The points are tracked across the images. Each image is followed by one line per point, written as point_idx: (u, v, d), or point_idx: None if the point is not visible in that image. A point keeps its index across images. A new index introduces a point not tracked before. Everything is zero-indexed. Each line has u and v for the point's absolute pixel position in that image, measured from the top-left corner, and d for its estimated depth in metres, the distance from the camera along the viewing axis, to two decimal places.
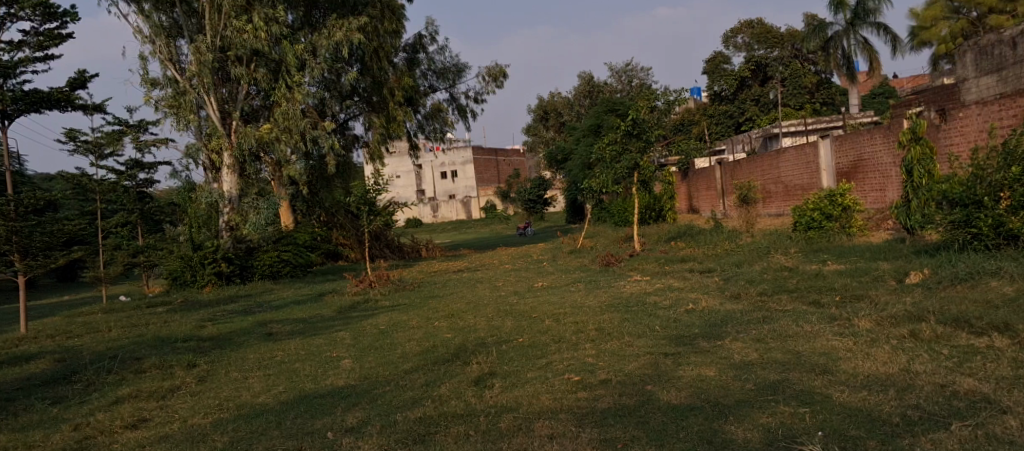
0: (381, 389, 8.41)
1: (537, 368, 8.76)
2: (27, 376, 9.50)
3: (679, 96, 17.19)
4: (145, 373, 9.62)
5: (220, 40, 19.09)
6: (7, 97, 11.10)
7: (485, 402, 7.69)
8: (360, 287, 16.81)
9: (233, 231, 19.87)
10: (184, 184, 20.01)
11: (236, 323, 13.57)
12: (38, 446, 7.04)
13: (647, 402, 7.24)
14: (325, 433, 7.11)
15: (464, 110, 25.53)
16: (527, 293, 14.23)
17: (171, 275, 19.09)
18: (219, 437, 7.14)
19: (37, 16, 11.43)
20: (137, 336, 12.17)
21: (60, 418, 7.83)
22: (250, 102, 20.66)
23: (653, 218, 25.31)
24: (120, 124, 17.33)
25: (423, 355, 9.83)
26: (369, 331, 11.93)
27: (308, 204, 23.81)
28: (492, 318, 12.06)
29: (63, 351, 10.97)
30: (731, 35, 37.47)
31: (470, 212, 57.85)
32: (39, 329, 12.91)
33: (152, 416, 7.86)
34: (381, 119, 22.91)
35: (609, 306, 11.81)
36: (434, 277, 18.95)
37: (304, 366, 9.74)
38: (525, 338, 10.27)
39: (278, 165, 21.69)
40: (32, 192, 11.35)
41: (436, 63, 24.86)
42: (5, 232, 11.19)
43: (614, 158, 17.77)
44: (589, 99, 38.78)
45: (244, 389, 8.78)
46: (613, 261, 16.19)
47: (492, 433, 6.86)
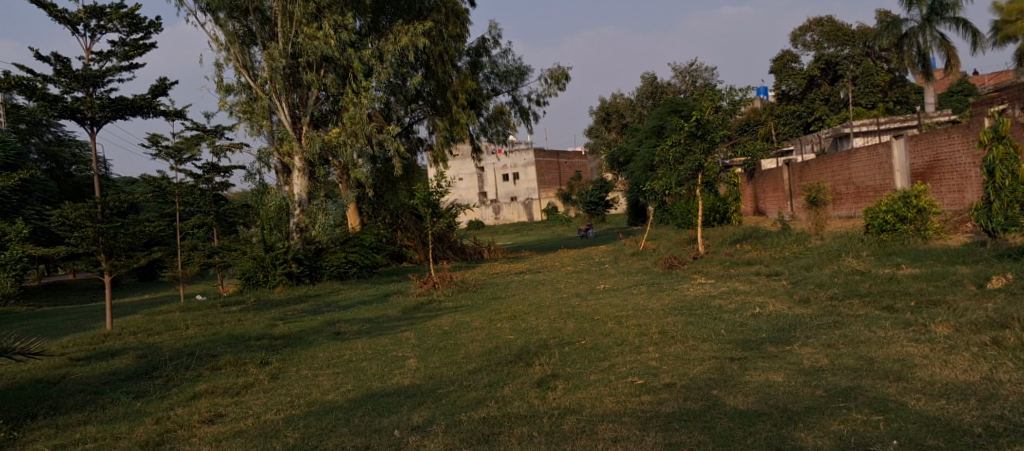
0: (446, 389, 8.53)
1: (600, 370, 8.79)
2: (112, 371, 9.92)
3: (745, 96, 16.97)
4: (221, 370, 9.96)
5: (292, 46, 19.62)
6: (96, 105, 11.65)
7: (548, 403, 7.75)
8: (424, 287, 17.07)
9: (302, 233, 20.37)
10: (257, 186, 20.65)
11: (305, 322, 13.92)
12: (123, 437, 7.35)
13: (713, 407, 7.20)
14: (392, 431, 7.26)
15: (526, 113, 25.60)
16: (590, 295, 14.24)
17: (245, 275, 19.65)
18: (291, 433, 7.36)
19: (124, 27, 11.93)
20: (213, 334, 12.60)
21: (143, 411, 8.16)
22: (318, 107, 21.15)
23: (717, 221, 25.03)
24: (198, 129, 17.96)
25: (487, 356, 9.96)
26: (434, 331, 12.12)
27: (373, 205, 24.22)
28: (554, 320, 12.12)
29: (145, 348, 11.42)
30: (799, 34, 36.71)
31: (532, 214, 58.04)
32: (122, 326, 13.46)
33: (227, 412, 8.13)
34: (445, 122, 23.17)
35: (673, 309, 11.72)
36: (497, 278, 19.14)
37: (370, 366, 9.94)
38: (589, 340, 10.32)
39: (345, 168, 22.16)
40: (118, 195, 11.86)
41: (499, 66, 25.01)
42: (92, 233, 11.71)
43: (678, 159, 17.59)
44: (652, 100, 38.46)
45: (314, 387, 9.02)
46: (676, 264, 16.03)
47: (556, 435, 6.92)
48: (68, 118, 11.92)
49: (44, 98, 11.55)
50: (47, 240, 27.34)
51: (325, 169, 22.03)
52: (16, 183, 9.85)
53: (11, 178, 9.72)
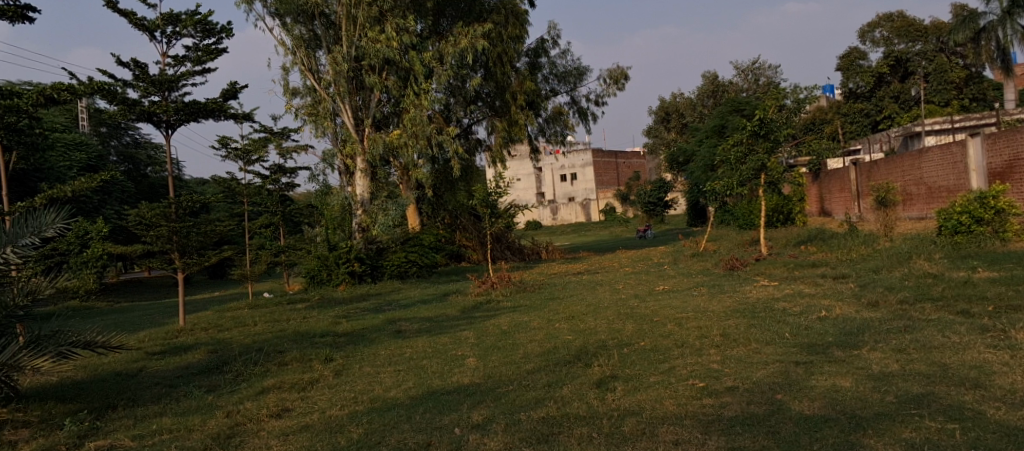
0: (504, 389, 8.60)
1: (660, 372, 8.77)
2: (185, 365, 10.27)
3: (810, 94, 16.67)
4: (288, 365, 10.23)
5: (355, 50, 20.00)
6: (171, 109, 12.08)
7: (608, 405, 7.76)
8: (482, 287, 17.21)
9: (364, 232, 20.74)
10: (322, 187, 21.29)
11: (368, 320, 14.17)
12: (197, 429, 7.61)
13: (778, 411, 7.12)
14: (453, 429, 7.36)
15: (585, 113, 25.55)
16: (649, 296, 14.17)
17: (309, 274, 20.07)
18: (355, 429, 7.52)
19: (197, 33, 12.32)
20: (280, 331, 12.92)
21: (215, 405, 8.45)
22: (380, 109, 21.47)
23: (781, 222, 24.62)
24: (266, 131, 18.45)
25: (546, 356, 9.99)
26: (492, 331, 12.22)
27: (433, 206, 24.50)
28: (613, 320, 12.12)
29: (215, 343, 11.79)
30: (867, 30, 35.80)
31: (590, 215, 57.85)
32: (194, 322, 13.90)
33: (294, 407, 8.35)
34: (504, 123, 23.25)
35: (735, 311, 11.60)
36: (555, 279, 19.19)
37: (430, 364, 10.09)
38: (648, 342, 10.27)
39: (405, 168, 22.51)
40: (191, 196, 12.25)
41: (558, 66, 25.05)
42: (166, 232, 12.14)
43: (740, 159, 17.35)
44: (713, 99, 37.99)
45: (377, 383, 9.20)
46: (737, 265, 15.85)
47: (616, 436, 6.93)
48: (145, 121, 12.39)
49: (123, 102, 12.03)
50: (124, 238, 28.41)
51: (386, 170, 22.42)
52: (98, 184, 10.31)
53: (94, 179, 10.19)
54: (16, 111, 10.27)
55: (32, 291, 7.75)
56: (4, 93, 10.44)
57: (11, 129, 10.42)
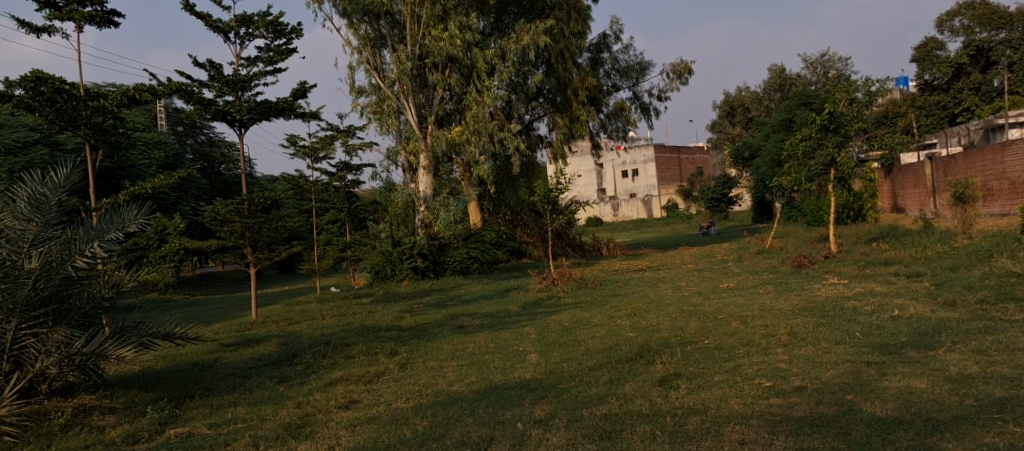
0: (566, 384, 8.63)
1: (725, 371, 8.67)
2: (258, 357, 10.58)
3: (882, 86, 16.25)
4: (354, 358, 10.45)
5: (419, 48, 20.29)
6: (244, 108, 12.44)
7: (671, 403, 7.71)
8: (544, 284, 17.26)
9: (427, 228, 21.02)
10: (386, 183, 21.87)
11: (431, 315, 14.34)
12: (269, 419, 7.82)
13: (849, 413, 6.97)
14: (515, 423, 7.42)
15: (647, 109, 25.33)
16: (712, 294, 14.01)
17: (373, 269, 20.31)
18: (420, 421, 7.63)
19: (269, 34, 12.64)
20: (346, 324, 13.20)
21: (286, 395, 8.68)
22: (443, 106, 21.71)
23: (851, 218, 24.08)
24: (333, 129, 18.86)
25: (607, 353, 9.97)
26: (553, 327, 12.25)
27: (494, 202, 24.65)
28: (676, 318, 12.01)
29: (286, 336, 12.12)
30: (946, 19, 34.63)
31: (651, 211, 57.26)
32: (266, 315, 14.30)
33: (361, 398, 8.52)
34: (565, 120, 23.15)
35: (803, 309, 11.40)
36: (616, 275, 19.09)
37: (493, 358, 10.18)
38: (712, 340, 10.15)
39: (467, 165, 22.73)
40: (262, 193, 12.60)
41: (620, 62, 24.91)
42: (239, 228, 12.53)
43: (808, 154, 16.97)
44: (780, 92, 37.27)
45: (440, 377, 9.32)
46: (805, 263, 15.53)
47: (680, 435, 6.89)
48: (219, 120, 12.78)
49: (199, 102, 12.42)
50: (199, 234, 29.41)
51: (448, 167, 22.67)
52: (177, 181, 10.71)
53: (172, 176, 10.59)
54: (102, 112, 10.72)
55: (117, 283, 8.22)
56: (91, 95, 10.90)
57: (97, 129, 10.89)
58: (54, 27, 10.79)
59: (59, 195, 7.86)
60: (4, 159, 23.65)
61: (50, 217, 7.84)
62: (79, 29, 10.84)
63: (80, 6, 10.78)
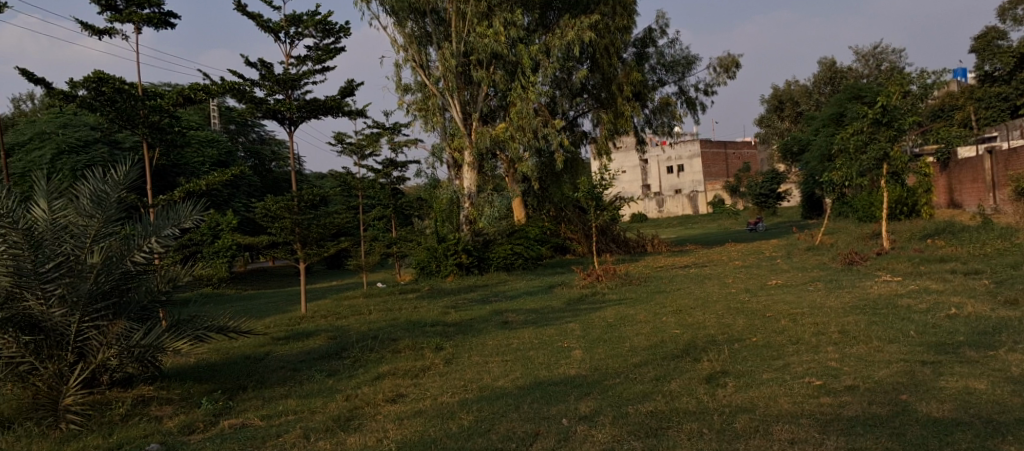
0: (611, 381, 8.61)
1: (773, 369, 8.56)
2: (307, 350, 10.75)
3: (938, 79, 15.86)
4: (401, 353, 10.55)
5: (464, 45, 20.41)
6: (294, 107, 12.63)
7: (719, 401, 7.63)
8: (588, 280, 17.21)
9: (472, 225, 21.21)
10: (431, 180, 22.13)
11: (475, 311, 14.42)
12: (319, 411, 7.95)
13: (903, 413, 6.84)
14: (560, 419, 7.42)
15: (694, 104, 25.08)
16: (760, 291, 13.83)
17: (419, 265, 20.55)
18: (465, 416, 7.67)
19: (317, 33, 12.81)
20: (393, 319, 13.33)
21: (335, 388, 8.80)
22: (487, 103, 21.78)
23: (905, 214, 23.57)
24: (379, 126, 19.07)
25: (653, 350, 9.91)
26: (598, 324, 12.21)
27: (538, 198, 24.67)
28: (722, 315, 11.90)
29: (334, 330, 12.29)
30: (1008, 8, 33.60)
31: (697, 207, 56.67)
32: (315, 310, 14.53)
33: (408, 393, 8.60)
34: (609, 115, 23.02)
35: (855, 307, 11.19)
36: (661, 272, 18.95)
37: (537, 354, 10.19)
38: (760, 338, 10.02)
39: (511, 161, 22.81)
40: (312, 190, 12.77)
41: (666, 56, 24.71)
42: (289, 224, 12.74)
43: (860, 149, 16.62)
44: (831, 86, 36.59)
45: (485, 373, 9.36)
46: (857, 259, 15.25)
47: (728, 433, 6.82)
48: (270, 118, 13.01)
49: (251, 101, 12.66)
50: (251, 230, 30.00)
51: (493, 163, 22.78)
52: (230, 178, 10.92)
53: (225, 174, 10.80)
54: (159, 111, 11.02)
55: (173, 278, 8.42)
56: (148, 94, 11.16)
57: (154, 128, 11.16)
58: (114, 29, 11.06)
59: (119, 192, 8.09)
60: (65, 158, 24.41)
61: (110, 214, 8.06)
62: (138, 30, 11.11)
63: (139, 8, 11.05)
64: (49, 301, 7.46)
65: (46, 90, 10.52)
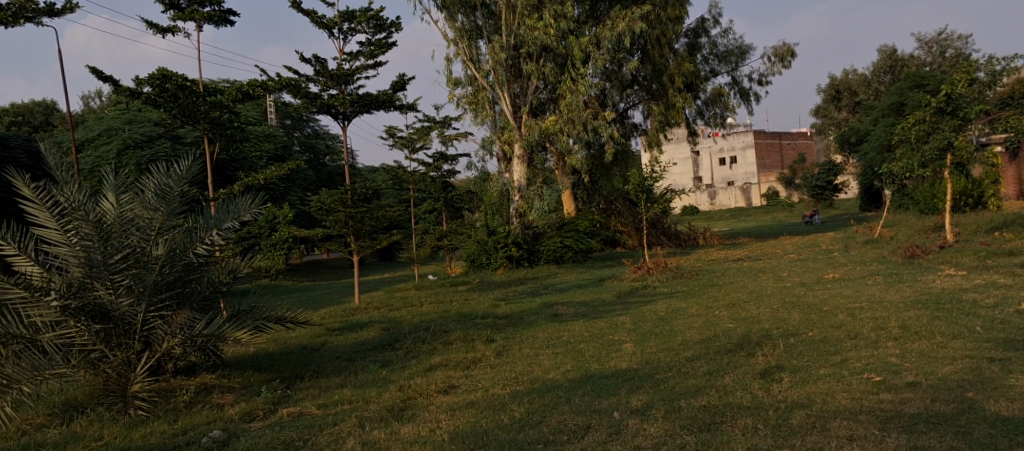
0: (664, 375, 8.53)
1: (831, 364, 8.38)
2: (361, 341, 10.88)
3: (1007, 66, 15.32)
4: (452, 345, 10.61)
5: (514, 38, 20.41)
6: (347, 102, 12.78)
7: (774, 396, 7.51)
8: (638, 273, 17.07)
9: (521, 218, 21.24)
10: (481, 173, 22.22)
11: (526, 303, 14.44)
12: (373, 401, 8.04)
13: (969, 411, 6.64)
14: (612, 412, 7.38)
15: (747, 94, 24.67)
16: (816, 284, 13.58)
17: (470, 257, 20.66)
18: (517, 408, 7.68)
19: (370, 28, 12.92)
20: (444, 311, 13.42)
21: (388, 378, 8.90)
22: (537, 96, 21.76)
23: (970, 206, 22.88)
24: (429, 120, 19.20)
25: (706, 344, 9.79)
26: (649, 317, 12.12)
27: (588, 191, 24.54)
28: (778, 309, 11.70)
29: (387, 322, 12.42)
30: None
31: (750, 199, 55.82)
32: (368, 301, 14.71)
33: (460, 384, 8.65)
34: (660, 107, 22.77)
35: (916, 301, 10.92)
36: (713, 265, 18.72)
37: (588, 347, 10.16)
38: (817, 333, 9.83)
39: (561, 154, 22.74)
40: (365, 184, 12.92)
41: (719, 46, 24.36)
42: (343, 217, 12.91)
43: (922, 139, 16.16)
44: (891, 74, 35.63)
45: (536, 365, 9.36)
46: (918, 253, 14.85)
47: (784, 429, 6.70)
48: (325, 113, 13.20)
49: (306, 96, 12.85)
50: (306, 223, 30.53)
51: (542, 156, 22.75)
52: (286, 172, 11.10)
53: (282, 168, 10.97)
54: (219, 106, 11.23)
55: (233, 270, 8.56)
56: (208, 90, 11.39)
57: (214, 123, 11.41)
58: (177, 27, 11.31)
59: (181, 186, 8.25)
60: (130, 153, 25.14)
61: (173, 207, 8.21)
62: (200, 28, 11.34)
63: (200, 7, 11.28)
64: (118, 291, 7.65)
65: (114, 87, 10.81)
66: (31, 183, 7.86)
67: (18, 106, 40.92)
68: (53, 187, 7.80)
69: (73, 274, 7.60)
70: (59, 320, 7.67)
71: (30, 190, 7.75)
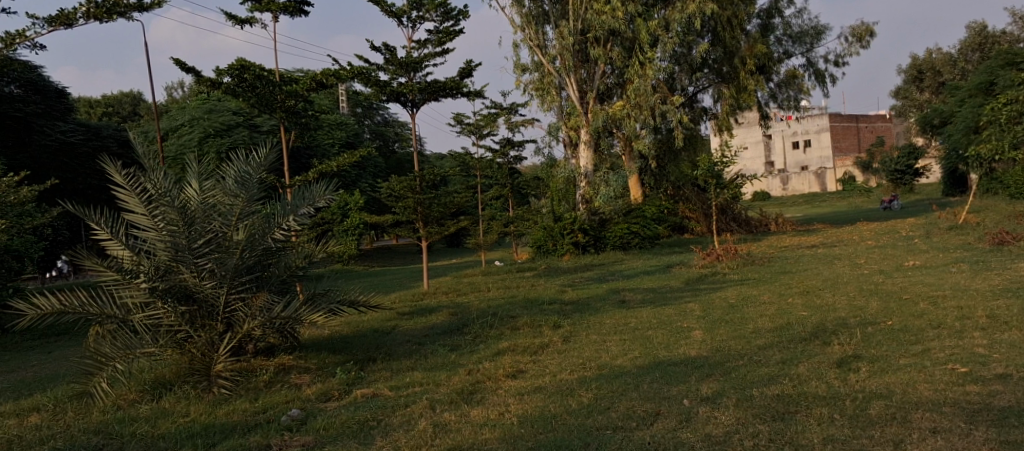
0: (735, 363, 8.35)
1: (912, 354, 8.07)
2: (430, 325, 10.99)
3: None
4: (519, 330, 10.61)
5: (582, 23, 20.23)
6: (415, 89, 12.86)
7: (850, 386, 7.27)
8: (707, 260, 16.78)
9: (588, 204, 21.13)
10: (547, 158, 22.20)
11: (593, 290, 14.37)
12: (443, 383, 8.08)
13: None
14: (681, 400, 7.26)
15: (823, 75, 23.94)
16: (896, 272, 13.11)
17: (536, 243, 20.65)
18: (585, 393, 7.62)
19: (437, 16, 12.96)
20: (511, 297, 13.46)
21: (457, 362, 8.94)
22: (604, 81, 21.57)
23: None
24: (496, 106, 19.22)
25: (778, 332, 9.57)
26: (719, 304, 11.93)
27: (656, 177, 24.23)
28: (854, 297, 11.35)
29: (455, 306, 12.50)
30: None
31: (825, 184, 54.34)
32: (436, 286, 14.84)
33: (527, 369, 8.63)
34: (731, 90, 22.27)
35: (1004, 290, 10.46)
36: (785, 252, 18.29)
37: (657, 334, 10.02)
38: (896, 322, 9.49)
39: (628, 139, 22.48)
40: (433, 170, 12.96)
41: (793, 27, 23.71)
42: (412, 203, 13.02)
43: (1013, 119, 15.42)
44: (979, 52, 34.11)
45: (603, 351, 9.28)
46: (1007, 240, 14.19)
47: (861, 419, 6.49)
48: (394, 101, 13.32)
49: (377, 84, 12.99)
50: (377, 209, 31.02)
51: (609, 141, 22.54)
52: (358, 158, 11.23)
53: (354, 155, 11.11)
54: (295, 95, 11.42)
55: (309, 255, 8.73)
56: (284, 80, 11.59)
57: (290, 111, 11.60)
58: (254, 19, 11.52)
59: (261, 173, 8.43)
60: (212, 141, 25.83)
61: (253, 194, 8.38)
62: (276, 19, 11.54)
63: None
64: (202, 274, 7.84)
65: (196, 78, 11.09)
66: (121, 170, 8.14)
67: (108, 98, 42.72)
68: (142, 174, 8.05)
69: (161, 258, 7.86)
70: (148, 302, 7.95)
71: (121, 177, 8.02)
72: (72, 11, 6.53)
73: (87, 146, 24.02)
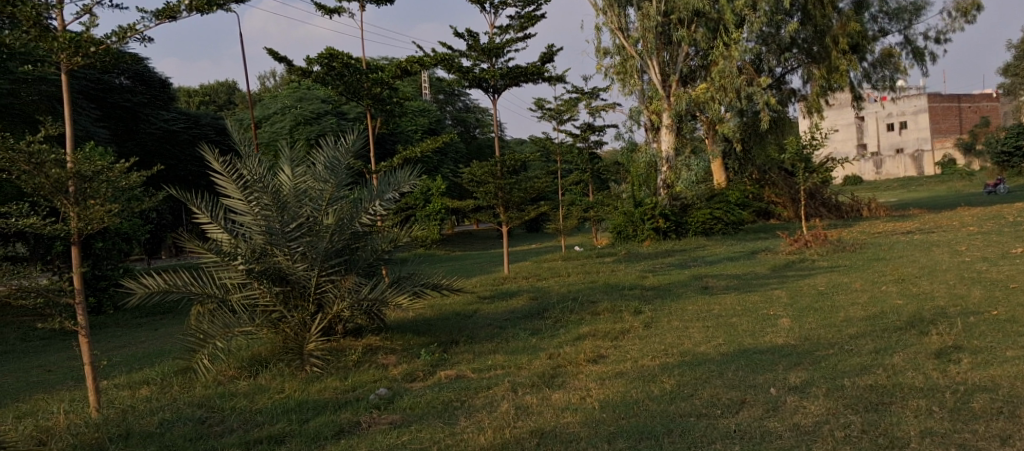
0: (825, 352, 8.06)
1: (1020, 347, 7.62)
2: (511, 309, 11.00)
3: None
4: (600, 315, 10.50)
5: (665, 4, 19.87)
6: (497, 75, 12.85)
7: (951, 377, 6.93)
8: (795, 246, 16.31)
9: (669, 189, 20.93)
10: (628, 143, 22.07)
11: (675, 276, 14.13)
12: (524, 367, 8.06)
13: None
14: (769, 389, 7.05)
15: (921, 54, 22.87)
16: (1001, 259, 12.44)
17: (616, 229, 20.42)
18: (667, 380, 7.48)
19: (519, 1, 12.90)
20: (591, 282, 13.36)
21: (537, 346, 8.92)
22: (688, 63, 21.15)
23: None
24: (577, 91, 19.08)
25: (870, 321, 9.19)
26: (808, 291, 11.58)
27: (741, 161, 23.62)
28: (954, 285, 10.82)
29: (535, 291, 12.50)
30: None
31: (922, 168, 52.16)
32: (516, 271, 14.87)
33: (608, 354, 8.54)
34: (821, 70, 21.46)
35: None
36: (879, 237, 17.59)
37: (741, 321, 9.77)
38: (1002, 312, 8.99)
39: (712, 123, 22.02)
40: (514, 155, 12.89)
41: (890, 4, 22.70)
42: (493, 188, 13.02)
43: None
44: None
45: (686, 338, 9.09)
46: None
47: (962, 413, 6.16)
48: (476, 87, 13.35)
49: (459, 71, 13.03)
50: (458, 194, 31.31)
51: (692, 125, 22.08)
52: (441, 144, 11.26)
53: (438, 140, 11.16)
54: (380, 83, 11.54)
55: (394, 239, 8.82)
56: (371, 68, 11.73)
57: (376, 99, 11.75)
58: (342, 8, 11.70)
59: (349, 159, 8.57)
60: (301, 128, 26.45)
61: (341, 179, 8.53)
62: (363, 8, 11.67)
63: None
64: (294, 257, 8.01)
65: (287, 67, 11.35)
66: (219, 157, 8.38)
67: (205, 88, 44.37)
68: (238, 161, 8.26)
69: (256, 241, 8.06)
70: (245, 282, 8.18)
71: (218, 164, 8.26)
72: (177, 3, 6.57)
73: (188, 134, 24.93)
